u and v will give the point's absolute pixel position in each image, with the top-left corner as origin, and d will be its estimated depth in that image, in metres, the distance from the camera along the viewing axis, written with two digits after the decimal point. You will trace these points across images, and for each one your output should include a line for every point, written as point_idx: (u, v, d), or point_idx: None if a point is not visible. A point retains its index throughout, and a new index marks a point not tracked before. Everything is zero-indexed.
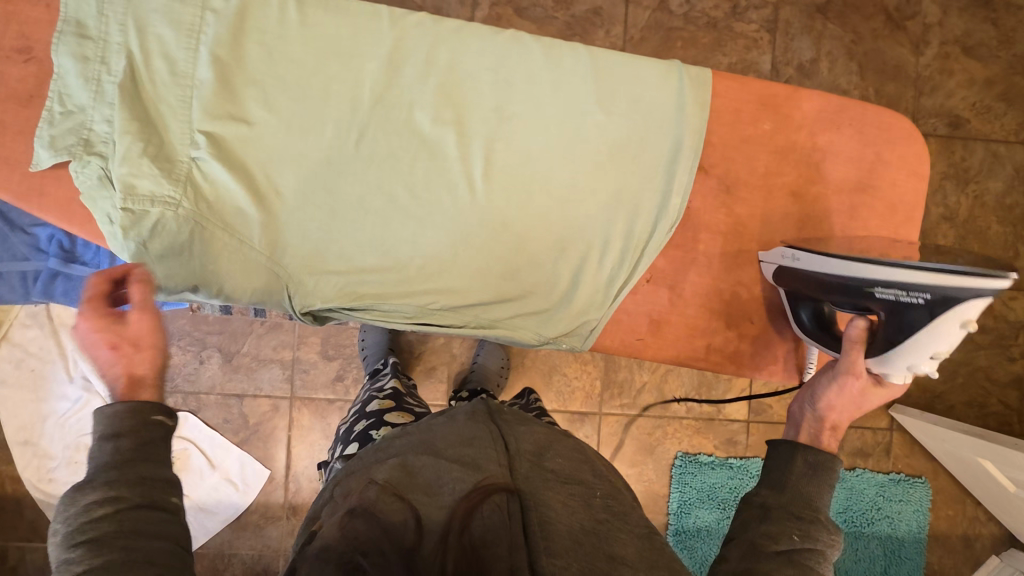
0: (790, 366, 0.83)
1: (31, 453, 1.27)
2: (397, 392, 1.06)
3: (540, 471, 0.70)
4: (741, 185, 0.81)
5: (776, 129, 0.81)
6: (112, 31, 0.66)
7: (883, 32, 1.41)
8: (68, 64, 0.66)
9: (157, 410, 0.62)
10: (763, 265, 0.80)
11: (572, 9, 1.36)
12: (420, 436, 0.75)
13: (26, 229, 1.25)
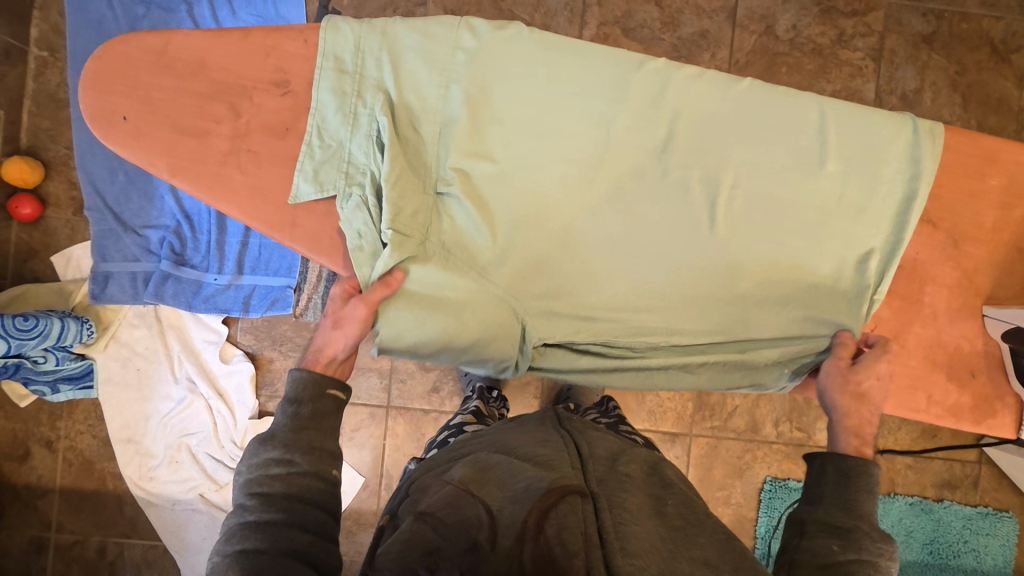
0: (1009, 424, 0.75)
1: (134, 451, 1.29)
2: (479, 411, 1.05)
3: (618, 478, 0.66)
4: (968, 239, 0.73)
5: (1006, 185, 0.72)
6: (369, 66, 0.68)
7: (987, 65, 1.41)
8: (328, 99, 0.68)
9: (334, 384, 0.70)
10: (990, 320, 0.73)
11: (679, 31, 1.36)
12: (493, 440, 0.76)
13: (137, 230, 1.26)
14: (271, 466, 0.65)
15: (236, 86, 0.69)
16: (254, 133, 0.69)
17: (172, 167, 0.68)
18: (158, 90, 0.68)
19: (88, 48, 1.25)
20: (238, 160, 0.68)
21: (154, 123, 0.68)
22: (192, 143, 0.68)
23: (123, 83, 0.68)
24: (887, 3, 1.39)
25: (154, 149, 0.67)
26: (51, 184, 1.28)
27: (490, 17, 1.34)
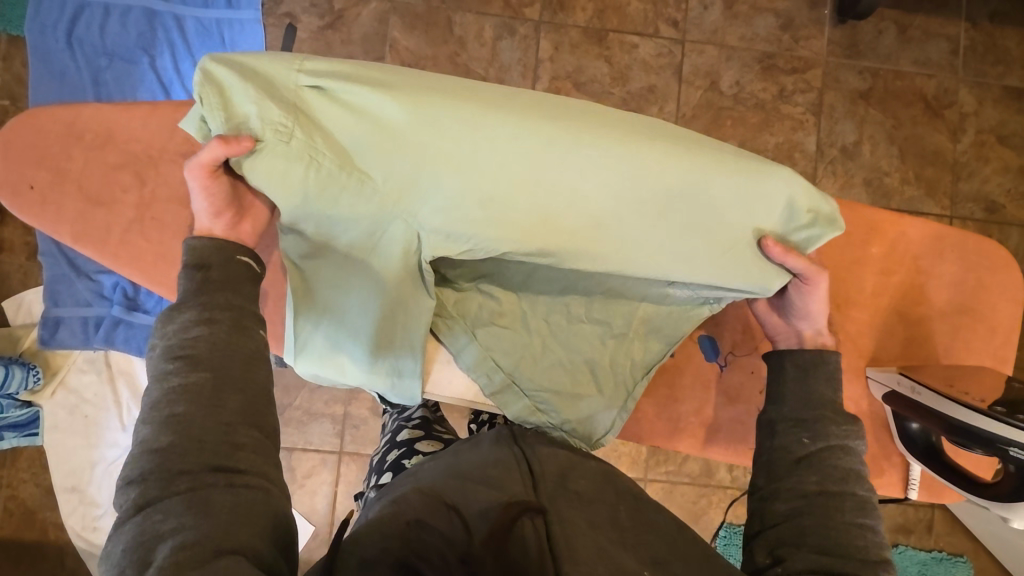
0: (897, 482, 0.79)
1: (77, 500, 1.27)
2: (427, 416, 1.02)
3: (568, 492, 0.64)
4: (850, 303, 0.79)
5: (886, 255, 0.80)
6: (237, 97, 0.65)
7: (922, 119, 1.48)
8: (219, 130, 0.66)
9: (240, 248, 0.67)
10: (873, 382, 0.78)
11: (628, 85, 1.43)
12: (447, 461, 0.70)
13: (91, 275, 1.26)
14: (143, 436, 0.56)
15: (141, 157, 0.74)
16: (157, 201, 0.74)
17: (76, 235, 0.72)
18: (67, 160, 0.73)
19: (48, 97, 1.28)
20: (141, 227, 0.73)
21: (62, 193, 0.72)
22: (98, 211, 0.73)
23: (36, 154, 0.73)
24: (825, 61, 1.47)
25: (58, 218, 0.72)
26: (6, 230, 1.29)
27: (447, 71, 1.39)
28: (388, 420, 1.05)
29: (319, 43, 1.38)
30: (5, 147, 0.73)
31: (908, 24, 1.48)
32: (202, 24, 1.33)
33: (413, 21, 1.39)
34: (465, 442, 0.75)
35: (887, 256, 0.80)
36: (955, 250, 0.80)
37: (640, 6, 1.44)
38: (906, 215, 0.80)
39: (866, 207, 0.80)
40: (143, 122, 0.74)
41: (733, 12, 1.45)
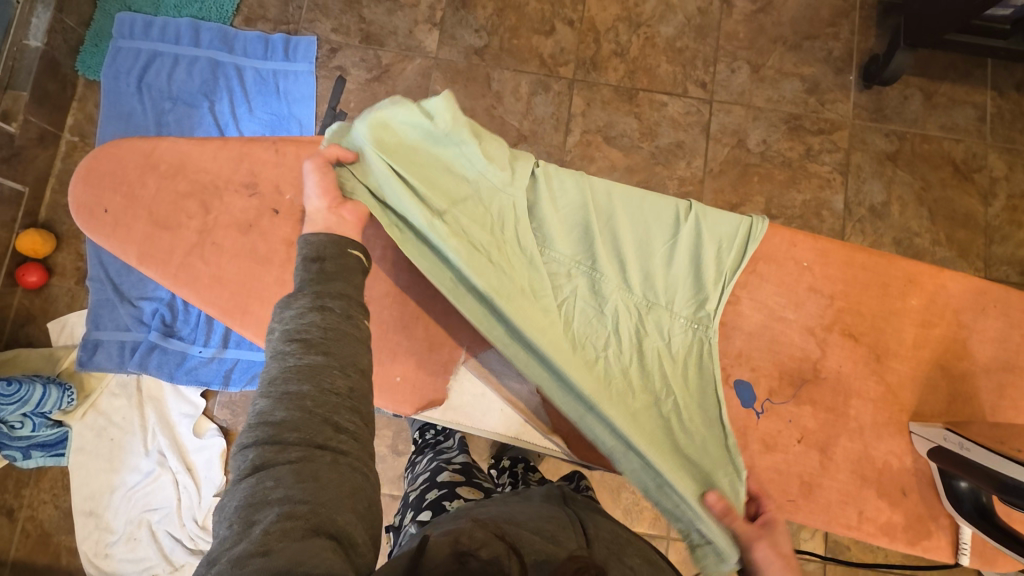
0: (946, 546, 0.75)
1: (93, 525, 1.27)
2: (466, 463, 1.03)
3: (621, 562, 0.64)
4: (890, 354, 0.79)
5: (922, 306, 0.79)
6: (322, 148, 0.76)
7: (951, 182, 1.49)
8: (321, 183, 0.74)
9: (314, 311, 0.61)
10: (916, 437, 0.76)
11: (657, 140, 1.48)
12: (498, 508, 0.72)
13: (133, 301, 1.32)
14: None
15: (208, 187, 0.79)
16: (219, 227, 0.78)
17: (141, 255, 0.76)
18: (141, 187, 0.78)
19: (115, 135, 1.39)
20: (200, 252, 0.77)
21: (133, 217, 0.77)
22: (163, 234, 0.77)
23: (110, 178, 0.78)
24: (852, 124, 1.50)
25: (128, 238, 0.77)
26: (60, 255, 1.36)
27: (482, 122, 1.47)
28: (427, 465, 1.05)
29: (365, 94, 1.47)
30: (86, 173, 0.78)
31: (934, 91, 1.52)
32: (260, 74, 1.44)
33: (454, 76, 1.48)
34: (514, 496, 0.77)
35: (925, 307, 0.79)
36: (997, 306, 0.79)
37: (670, 68, 1.51)
38: (942, 267, 0.80)
39: (903, 260, 0.81)
40: (213, 153, 0.80)
41: (760, 75, 1.51)
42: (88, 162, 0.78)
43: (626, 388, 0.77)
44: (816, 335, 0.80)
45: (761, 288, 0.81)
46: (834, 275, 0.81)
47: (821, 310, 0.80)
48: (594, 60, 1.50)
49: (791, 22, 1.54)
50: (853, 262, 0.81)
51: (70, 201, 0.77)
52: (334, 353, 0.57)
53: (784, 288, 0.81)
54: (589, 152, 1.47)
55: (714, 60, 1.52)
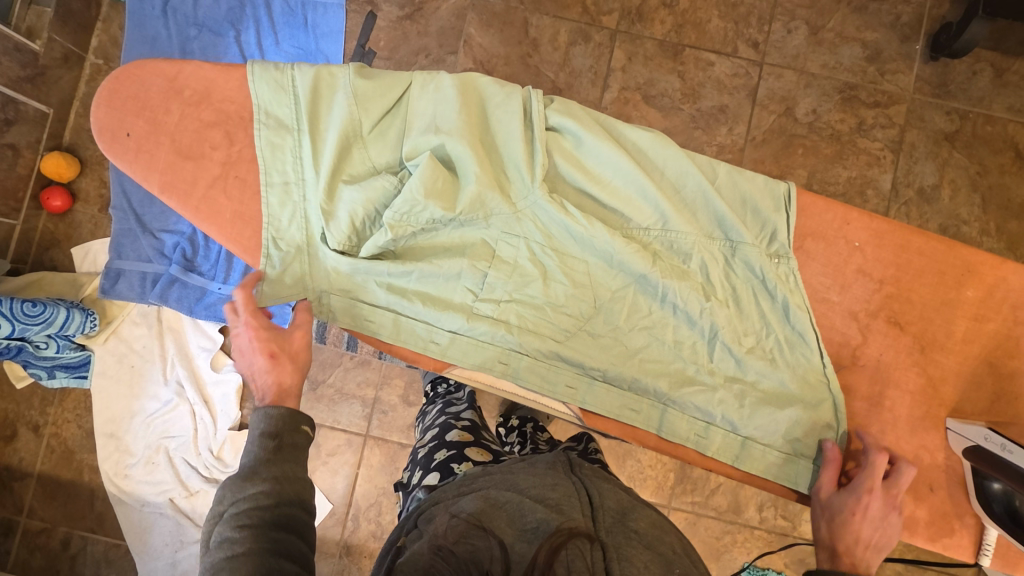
0: (968, 545, 0.73)
1: (114, 446, 1.31)
2: (475, 421, 1.04)
3: (627, 529, 0.65)
4: (936, 347, 0.75)
5: (978, 299, 0.75)
6: (285, 110, 0.75)
7: (1011, 168, 1.39)
8: (286, 155, 0.75)
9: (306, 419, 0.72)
10: (951, 434, 0.74)
11: (699, 102, 1.40)
12: (503, 474, 0.72)
13: (155, 234, 1.33)
14: (253, 496, 0.64)
15: (234, 117, 0.76)
16: (243, 162, 0.75)
17: (164, 183, 0.74)
18: (165, 114, 0.75)
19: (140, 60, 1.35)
20: (224, 185, 0.75)
21: (156, 143, 0.74)
22: (186, 164, 0.74)
23: (132, 103, 0.75)
24: (911, 98, 1.40)
25: (150, 166, 0.74)
26: (83, 180, 1.35)
27: (516, 71, 1.40)
28: (437, 419, 1.06)
29: (396, 32, 1.40)
30: (107, 96, 0.75)
31: (1006, 68, 1.40)
32: (288, 4, 1.38)
33: (490, 19, 1.40)
34: (520, 460, 0.77)
35: (981, 301, 0.75)
36: None
37: (721, 24, 1.41)
38: (1005, 259, 0.75)
39: (963, 247, 0.76)
40: (238, 82, 0.76)
41: (818, 38, 1.41)
42: (109, 84, 0.75)
43: (652, 346, 0.77)
44: (859, 321, 0.76)
45: (806, 266, 0.77)
46: (886, 258, 0.76)
47: (869, 295, 0.76)
48: (641, 10, 1.41)
49: None
50: (909, 247, 0.76)
51: (91, 124, 0.75)
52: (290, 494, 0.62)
53: (831, 269, 0.77)
54: (625, 110, 1.39)
55: (770, 18, 1.41)
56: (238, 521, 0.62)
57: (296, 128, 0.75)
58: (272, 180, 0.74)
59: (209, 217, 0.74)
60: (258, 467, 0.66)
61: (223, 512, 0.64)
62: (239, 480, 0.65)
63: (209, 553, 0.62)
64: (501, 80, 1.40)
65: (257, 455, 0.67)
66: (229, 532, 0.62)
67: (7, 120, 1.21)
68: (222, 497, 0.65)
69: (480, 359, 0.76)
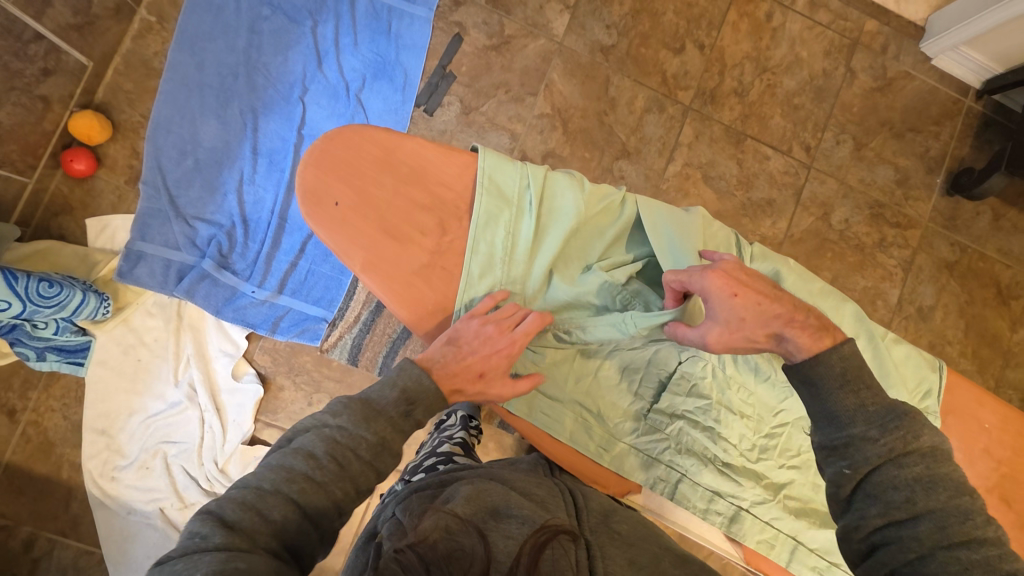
0: None
1: (103, 445, 1.19)
2: (466, 441, 1.07)
3: (608, 530, 0.64)
4: None
5: None
6: (511, 184, 0.68)
7: (991, 303, 1.58)
8: (496, 226, 0.66)
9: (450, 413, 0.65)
10: None
11: (751, 192, 1.48)
12: (485, 471, 0.73)
13: (188, 220, 1.22)
14: (357, 439, 0.59)
15: (448, 205, 0.67)
16: (452, 253, 0.67)
17: (366, 262, 0.64)
18: (377, 188, 0.66)
19: (198, 27, 1.25)
20: (429, 276, 0.66)
21: (364, 218, 0.65)
22: (393, 247, 0.65)
23: (340, 167, 0.66)
24: (925, 225, 1.56)
25: (353, 240, 0.64)
26: (112, 146, 1.22)
27: (591, 126, 1.41)
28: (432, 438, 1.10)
29: (480, 61, 1.37)
30: (317, 155, 0.66)
31: (1002, 214, 1.59)
32: (373, 7, 1.32)
33: (575, 69, 1.41)
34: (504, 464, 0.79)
35: None
36: None
37: (782, 122, 1.50)
38: None
39: None
40: (458, 168, 0.69)
41: (860, 154, 1.53)
42: (321, 143, 0.66)
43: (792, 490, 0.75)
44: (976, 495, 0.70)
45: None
46: (1011, 443, 0.72)
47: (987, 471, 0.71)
48: (714, 93, 1.47)
49: (902, 109, 1.55)
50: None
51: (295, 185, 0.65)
52: (357, 486, 0.58)
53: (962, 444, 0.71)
54: (686, 185, 1.44)
55: (823, 127, 1.52)
56: (330, 444, 0.58)
57: (516, 204, 0.68)
58: (477, 256, 0.66)
59: (403, 297, 0.65)
60: (370, 430, 0.59)
61: (325, 424, 0.59)
62: (360, 415, 0.60)
63: (288, 452, 0.57)
64: (575, 131, 1.40)
65: (390, 405, 0.62)
66: (319, 449, 0.57)
67: (45, 70, 1.10)
68: (332, 408, 0.61)
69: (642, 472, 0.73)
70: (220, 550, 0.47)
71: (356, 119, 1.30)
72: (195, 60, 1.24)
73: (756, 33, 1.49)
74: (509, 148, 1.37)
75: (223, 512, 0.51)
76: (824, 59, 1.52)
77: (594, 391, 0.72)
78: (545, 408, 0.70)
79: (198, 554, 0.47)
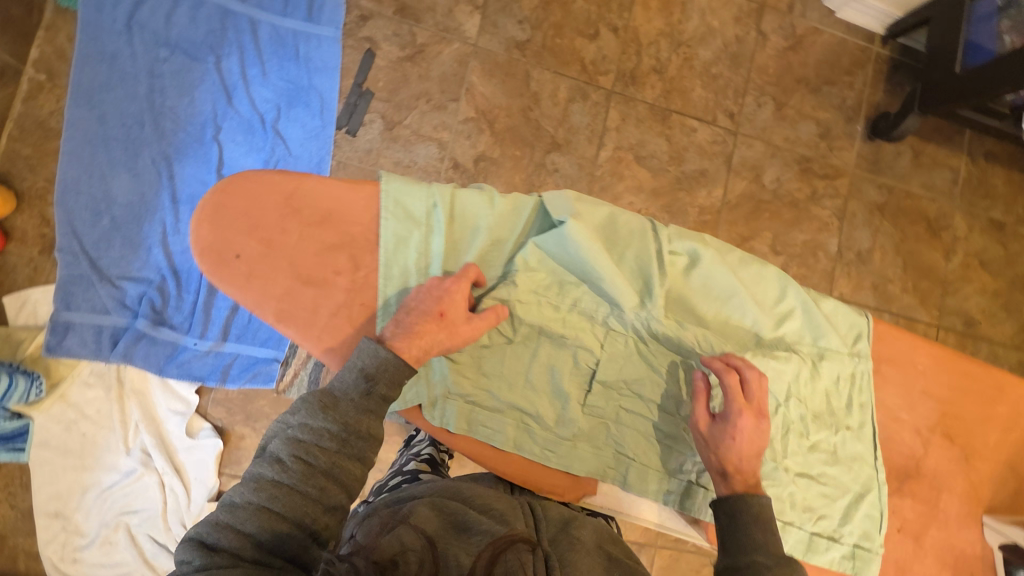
0: None
1: (60, 527, 1.13)
2: (433, 458, 1.05)
3: (569, 536, 0.63)
4: None
5: None
6: (416, 205, 0.67)
7: (923, 237, 1.65)
8: (409, 249, 0.66)
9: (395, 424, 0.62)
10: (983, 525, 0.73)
11: (683, 166, 1.50)
12: (444, 486, 0.70)
13: (114, 281, 1.17)
14: (315, 431, 0.58)
15: (360, 240, 0.65)
16: (370, 288, 0.65)
17: (281, 313, 0.62)
18: (281, 234, 0.64)
19: (92, 79, 1.18)
20: (349, 314, 0.64)
21: (272, 268, 0.63)
22: (307, 292, 0.63)
23: (239, 219, 0.63)
24: (852, 172, 1.61)
25: (264, 294, 0.62)
26: (19, 217, 1.16)
27: (517, 123, 1.40)
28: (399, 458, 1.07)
29: (396, 73, 1.34)
30: (212, 210, 0.63)
31: (921, 151, 1.67)
32: (277, 32, 1.27)
33: (493, 68, 1.39)
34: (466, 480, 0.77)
35: None
36: None
37: (703, 93, 1.52)
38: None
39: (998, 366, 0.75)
40: (365, 199, 0.67)
41: (782, 113, 1.57)
42: (215, 196, 0.63)
43: None
44: (922, 436, 0.72)
45: (881, 389, 0.72)
46: (947, 381, 0.73)
47: (930, 413, 0.72)
48: (634, 74, 1.48)
49: (815, 64, 1.60)
50: (958, 369, 0.73)
51: (190, 243, 0.62)
52: (329, 482, 0.57)
53: (903, 390, 0.72)
54: (619, 168, 1.46)
55: (743, 92, 1.55)
56: (293, 445, 0.57)
57: (426, 224, 0.66)
58: (391, 282, 0.65)
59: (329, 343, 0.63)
60: (323, 419, 0.58)
61: (286, 425, 0.59)
62: (314, 407, 0.59)
63: (259, 459, 0.58)
64: (502, 131, 1.39)
65: (343, 388, 0.60)
66: (283, 451, 0.57)
67: None
68: (295, 406, 0.60)
69: (591, 470, 0.70)
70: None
71: (277, 151, 1.27)
72: (94, 114, 1.18)
73: (666, 9, 1.51)
74: (439, 158, 1.35)
75: (201, 534, 0.55)
76: (735, 25, 1.55)
77: (528, 394, 0.69)
78: (483, 422, 0.68)
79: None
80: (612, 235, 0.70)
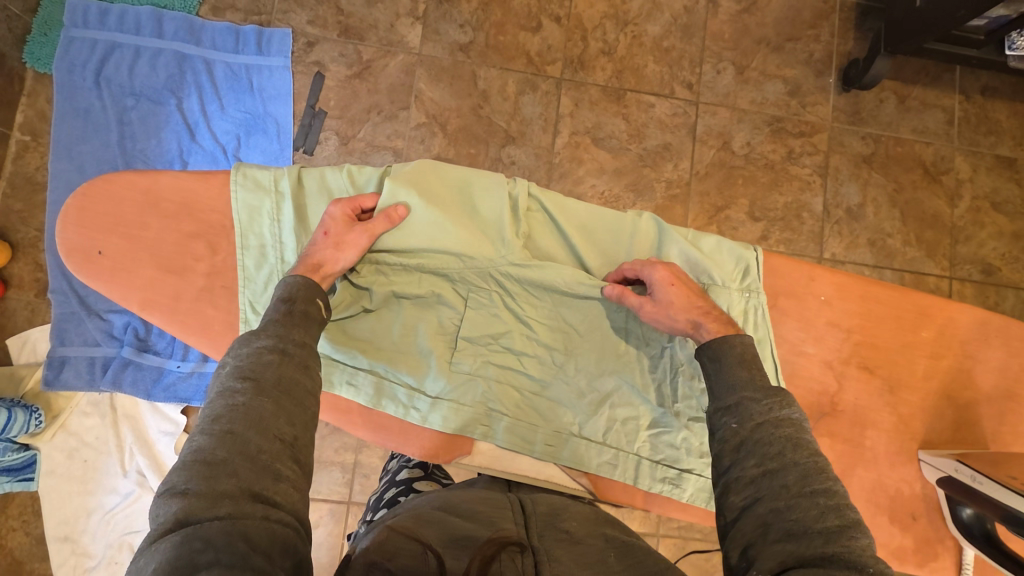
0: (951, 566, 0.78)
1: (69, 551, 1.20)
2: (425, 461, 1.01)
3: (557, 530, 0.60)
4: (902, 386, 0.79)
5: (934, 339, 0.80)
6: (266, 178, 0.77)
7: (921, 184, 1.55)
8: (264, 218, 0.76)
9: None
10: (925, 465, 0.78)
11: (645, 142, 1.47)
12: (434, 495, 0.68)
13: (101, 314, 1.25)
14: (259, 350, 0.61)
15: (215, 227, 0.77)
16: (228, 270, 0.77)
17: (146, 300, 0.74)
18: (142, 228, 0.76)
19: (71, 134, 1.29)
20: (211, 296, 0.76)
21: (134, 260, 0.75)
22: (169, 279, 0.75)
23: (101, 219, 0.75)
24: (830, 126, 1.54)
25: (129, 284, 0.74)
26: (16, 266, 1.27)
27: (469, 122, 1.43)
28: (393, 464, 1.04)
29: (346, 91, 1.40)
30: (75, 212, 0.75)
31: (906, 94, 1.57)
32: (231, 68, 1.35)
33: (439, 73, 1.43)
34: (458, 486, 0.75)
35: (934, 340, 0.80)
36: (999, 336, 0.81)
37: (657, 68, 1.50)
38: (952, 301, 0.81)
39: (914, 292, 0.82)
40: (217, 190, 0.78)
41: (745, 77, 1.53)
42: (75, 202, 0.75)
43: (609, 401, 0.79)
44: (834, 368, 0.79)
45: (781, 322, 0.80)
46: None
47: (840, 344, 0.80)
48: (582, 59, 1.48)
49: (774, 23, 1.55)
50: (867, 296, 0.81)
51: (59, 244, 0.74)
52: (283, 397, 0.58)
53: (803, 323, 0.80)
54: (578, 153, 1.45)
55: (699, 61, 1.52)
56: (237, 373, 0.59)
57: (274, 191, 0.77)
58: (249, 252, 0.76)
59: (195, 320, 0.75)
60: (265, 339, 0.62)
61: (224, 368, 0.61)
62: (246, 336, 0.63)
63: (208, 404, 0.58)
64: (456, 132, 1.42)
65: (273, 317, 0.65)
66: (230, 383, 0.59)
67: None
68: (229, 352, 0.62)
69: (462, 423, 0.77)
70: (179, 529, 0.49)
71: None
72: (74, 165, 1.29)
73: None
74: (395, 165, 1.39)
75: (173, 484, 0.52)
76: None
77: (395, 354, 0.78)
78: (355, 377, 0.76)
79: (155, 545, 0.48)
80: (467, 197, 0.80)
